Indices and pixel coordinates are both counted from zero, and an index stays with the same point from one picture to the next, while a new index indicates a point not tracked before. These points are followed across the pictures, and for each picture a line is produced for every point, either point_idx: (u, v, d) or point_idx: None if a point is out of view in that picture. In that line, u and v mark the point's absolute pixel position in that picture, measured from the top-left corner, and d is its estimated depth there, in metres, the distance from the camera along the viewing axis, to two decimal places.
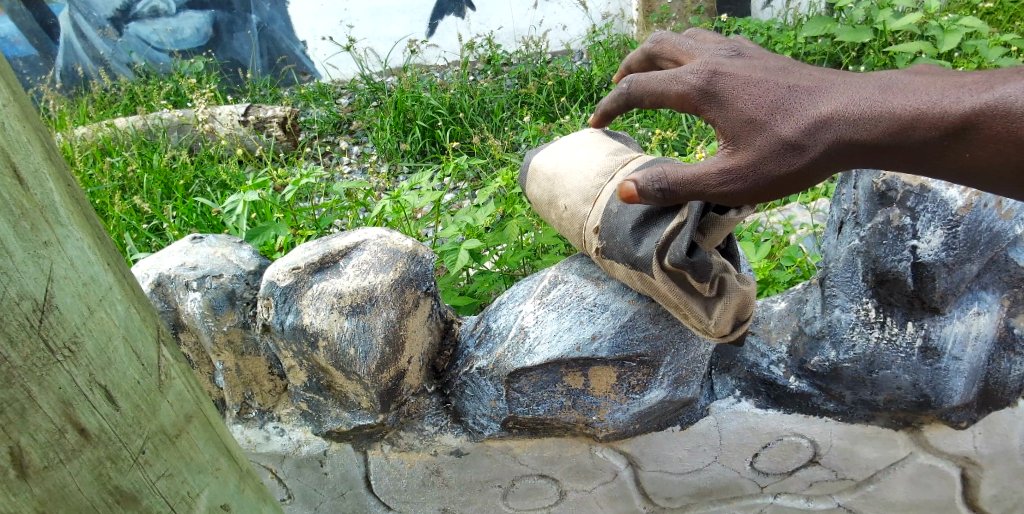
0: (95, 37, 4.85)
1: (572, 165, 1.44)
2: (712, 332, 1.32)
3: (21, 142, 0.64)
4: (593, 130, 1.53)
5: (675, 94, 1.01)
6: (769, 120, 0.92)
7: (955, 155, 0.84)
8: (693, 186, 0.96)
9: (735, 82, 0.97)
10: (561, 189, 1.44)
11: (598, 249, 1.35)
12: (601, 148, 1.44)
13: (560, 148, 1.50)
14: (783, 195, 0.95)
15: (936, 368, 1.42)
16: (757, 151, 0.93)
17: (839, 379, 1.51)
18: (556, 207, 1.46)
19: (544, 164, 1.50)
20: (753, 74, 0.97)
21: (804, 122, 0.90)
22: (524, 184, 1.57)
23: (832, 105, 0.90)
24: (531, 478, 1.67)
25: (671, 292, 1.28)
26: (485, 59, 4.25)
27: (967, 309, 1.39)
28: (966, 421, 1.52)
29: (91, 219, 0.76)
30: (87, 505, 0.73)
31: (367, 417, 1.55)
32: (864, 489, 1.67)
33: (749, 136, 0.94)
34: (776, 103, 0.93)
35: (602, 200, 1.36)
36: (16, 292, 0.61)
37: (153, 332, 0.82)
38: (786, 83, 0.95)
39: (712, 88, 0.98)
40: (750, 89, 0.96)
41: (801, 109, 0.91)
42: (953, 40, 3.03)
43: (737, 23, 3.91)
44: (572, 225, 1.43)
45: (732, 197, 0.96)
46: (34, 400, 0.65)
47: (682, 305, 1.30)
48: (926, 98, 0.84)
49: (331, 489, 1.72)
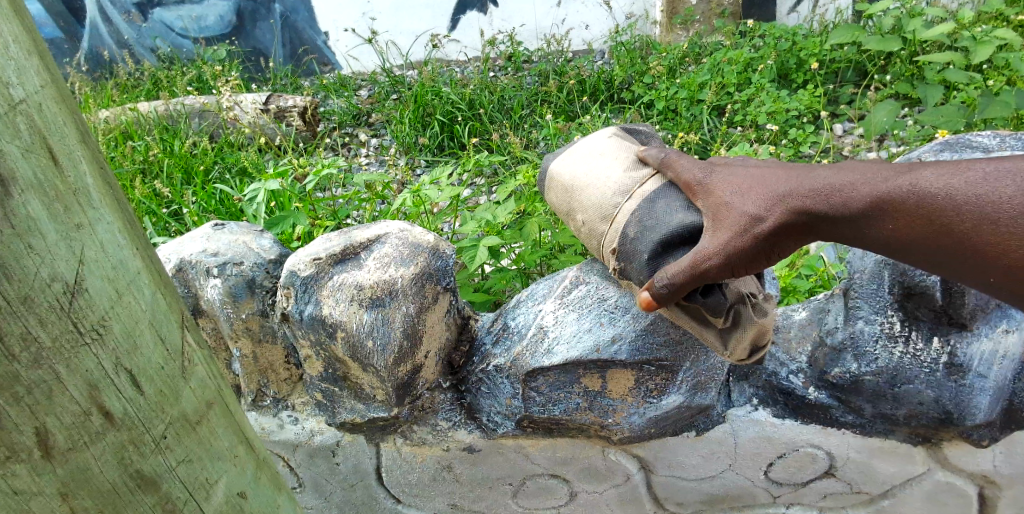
0: (121, 21, 4.90)
1: (589, 177, 1.42)
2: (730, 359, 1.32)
3: (57, 124, 0.64)
4: (614, 135, 1.49)
5: (685, 180, 1.24)
6: (739, 200, 1.13)
7: (881, 227, 1.01)
8: (680, 270, 1.14)
9: (722, 172, 1.19)
10: (579, 203, 1.43)
11: (616, 270, 1.33)
12: (618, 159, 1.41)
13: (579, 156, 1.48)
14: (750, 264, 1.12)
15: (960, 385, 1.40)
16: (728, 227, 1.11)
17: (859, 391, 1.48)
18: (575, 218, 1.46)
19: (563, 173, 1.49)
20: (739, 168, 1.19)
21: (766, 201, 1.09)
22: (545, 190, 1.56)
23: (787, 186, 1.09)
24: (542, 477, 1.66)
25: (686, 322, 1.29)
26: (507, 56, 4.23)
27: (995, 326, 1.38)
28: (988, 439, 1.50)
29: (121, 202, 0.76)
30: (109, 488, 0.74)
31: (382, 410, 1.55)
32: (878, 504, 1.64)
33: (723, 215, 1.14)
34: (748, 188, 1.13)
35: (618, 220, 1.32)
36: (48, 274, 0.61)
37: (178, 318, 0.82)
38: (759, 172, 1.15)
39: (706, 177, 1.21)
40: (732, 177, 1.17)
41: (764, 190, 1.11)
42: (984, 52, 2.97)
43: (762, 28, 3.87)
44: (591, 241, 1.42)
45: (711, 277, 1.13)
46: (61, 382, 0.65)
47: (699, 333, 1.30)
48: (856, 179, 1.04)
49: (342, 480, 1.73)
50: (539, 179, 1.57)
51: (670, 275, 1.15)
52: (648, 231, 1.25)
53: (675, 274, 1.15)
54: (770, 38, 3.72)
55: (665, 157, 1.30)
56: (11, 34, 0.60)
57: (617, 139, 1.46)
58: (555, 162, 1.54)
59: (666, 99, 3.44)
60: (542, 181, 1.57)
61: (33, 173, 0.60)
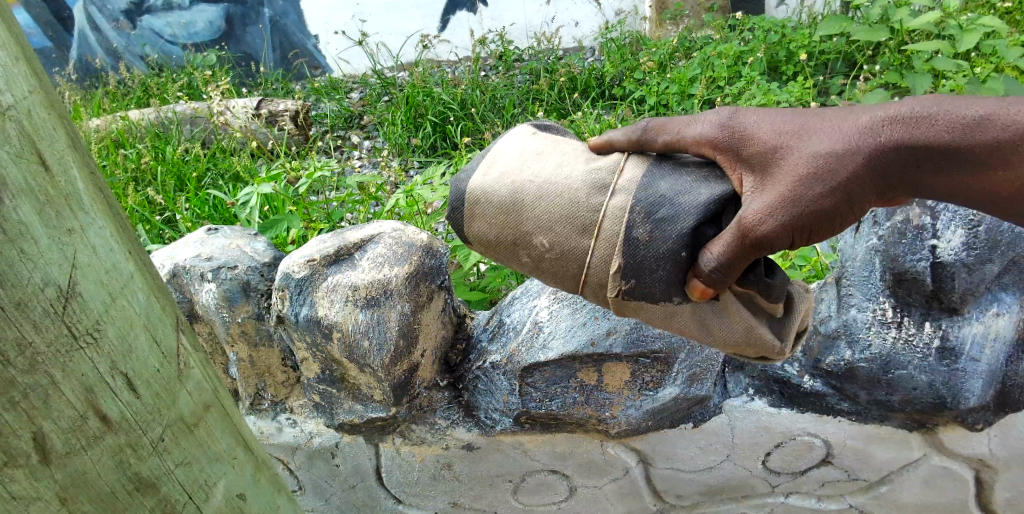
0: (109, 29, 4.89)
1: (543, 178, 1.08)
2: (771, 354, 1.17)
3: (47, 129, 0.64)
4: (535, 131, 1.19)
5: (695, 134, 1.01)
6: (797, 143, 0.93)
7: (1000, 167, 0.89)
8: (729, 243, 0.92)
9: (752, 115, 0.98)
10: (535, 219, 1.06)
11: (622, 292, 1.03)
12: (569, 154, 1.11)
13: (510, 161, 1.12)
14: (823, 226, 0.92)
15: (953, 369, 1.42)
16: (794, 177, 0.91)
17: (853, 379, 1.50)
18: (529, 246, 1.09)
19: (499, 186, 1.10)
20: (771, 107, 0.99)
21: (832, 141, 0.92)
22: (469, 224, 1.14)
23: (861, 125, 0.92)
24: (541, 473, 1.66)
25: (738, 317, 1.10)
26: (497, 55, 4.19)
27: (986, 310, 1.40)
28: (982, 423, 1.52)
29: (114, 207, 0.77)
30: (107, 491, 0.74)
31: (379, 410, 1.56)
32: (877, 490, 1.62)
33: (778, 164, 0.93)
34: (799, 130, 0.94)
35: (609, 226, 1.01)
36: (42, 278, 0.62)
37: (173, 321, 0.82)
38: (807, 112, 0.96)
39: (731, 122, 0.98)
40: (771, 119, 0.96)
41: (826, 131, 0.93)
42: (971, 39, 2.98)
43: (751, 21, 3.87)
44: (562, 268, 1.07)
45: (774, 247, 0.91)
46: (57, 386, 0.65)
47: (749, 331, 1.11)
48: (962, 112, 0.90)
49: (342, 480, 1.70)
50: (450, 205, 1.16)
51: (721, 253, 0.93)
52: (662, 230, 0.98)
53: (725, 252, 0.93)
54: (759, 30, 3.73)
55: (648, 120, 1.04)
56: None
57: (544, 134, 1.17)
58: (476, 178, 1.12)
59: (657, 94, 3.45)
60: (455, 208, 1.14)
61: (23, 179, 0.60)
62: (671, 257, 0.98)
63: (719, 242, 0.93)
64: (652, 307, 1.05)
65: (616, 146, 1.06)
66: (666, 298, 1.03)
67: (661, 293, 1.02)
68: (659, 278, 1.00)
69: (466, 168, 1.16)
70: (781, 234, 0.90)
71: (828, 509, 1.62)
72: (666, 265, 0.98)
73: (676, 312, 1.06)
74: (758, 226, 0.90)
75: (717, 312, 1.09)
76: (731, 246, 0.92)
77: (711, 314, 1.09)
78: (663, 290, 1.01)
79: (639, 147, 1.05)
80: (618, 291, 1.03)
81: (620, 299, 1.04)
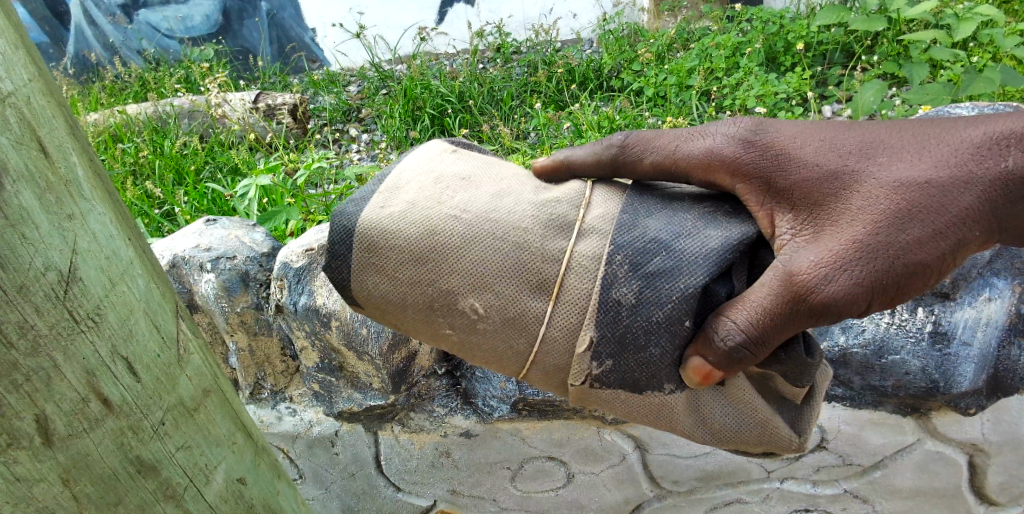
0: (105, 23, 4.88)
1: (476, 213, 0.94)
2: (786, 451, 1.02)
3: (46, 116, 0.65)
4: (448, 151, 1.06)
5: (700, 154, 0.91)
6: (852, 183, 0.83)
7: None
8: (776, 305, 0.80)
9: (790, 143, 0.88)
10: (464, 273, 0.92)
11: (591, 374, 0.90)
12: (503, 183, 0.99)
13: (414, 191, 0.98)
14: (896, 280, 0.80)
15: (944, 353, 1.70)
16: (859, 228, 0.80)
17: (847, 364, 1.77)
18: (459, 313, 0.94)
19: (402, 223, 0.94)
20: (806, 132, 0.88)
21: (905, 176, 0.81)
22: (361, 282, 0.97)
23: (924, 161, 0.82)
24: (540, 460, 1.75)
25: (751, 407, 0.96)
26: (496, 48, 4.13)
27: (977, 297, 1.65)
28: (975, 407, 1.75)
29: (112, 194, 0.78)
30: (109, 474, 0.75)
31: (378, 399, 1.77)
32: (871, 476, 1.68)
33: (837, 206, 0.83)
34: (856, 165, 0.84)
35: (575, 282, 0.89)
36: (43, 263, 0.62)
37: (172, 307, 0.83)
38: (855, 142, 0.85)
39: (753, 144, 0.89)
40: (816, 149, 0.86)
41: (883, 167, 0.83)
42: (968, 29, 2.99)
43: (749, 12, 3.87)
44: (504, 340, 0.94)
45: (837, 309, 0.80)
46: (58, 369, 0.66)
47: (762, 424, 0.97)
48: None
49: (343, 470, 1.77)
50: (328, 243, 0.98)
51: (760, 320, 0.80)
52: (654, 291, 0.85)
53: (770, 318, 0.80)
54: (757, 21, 3.72)
55: (629, 135, 0.96)
56: None
57: (444, 158, 1.05)
58: (367, 214, 0.96)
59: (655, 85, 3.44)
60: (332, 255, 0.97)
61: (24, 164, 0.61)
62: (668, 324, 0.84)
63: (759, 304, 0.81)
64: (636, 396, 0.92)
65: (575, 169, 1.00)
66: (654, 382, 0.89)
67: (646, 375, 0.89)
68: (652, 352, 0.86)
69: (348, 201, 0.99)
70: (847, 293, 0.79)
71: (823, 495, 1.66)
72: (662, 335, 0.85)
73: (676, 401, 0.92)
74: (813, 288, 0.79)
75: (725, 400, 0.96)
76: (777, 312, 0.80)
77: (717, 402, 0.96)
78: (654, 370, 0.88)
79: (612, 169, 0.97)
80: (585, 375, 0.91)
81: (585, 387, 0.92)
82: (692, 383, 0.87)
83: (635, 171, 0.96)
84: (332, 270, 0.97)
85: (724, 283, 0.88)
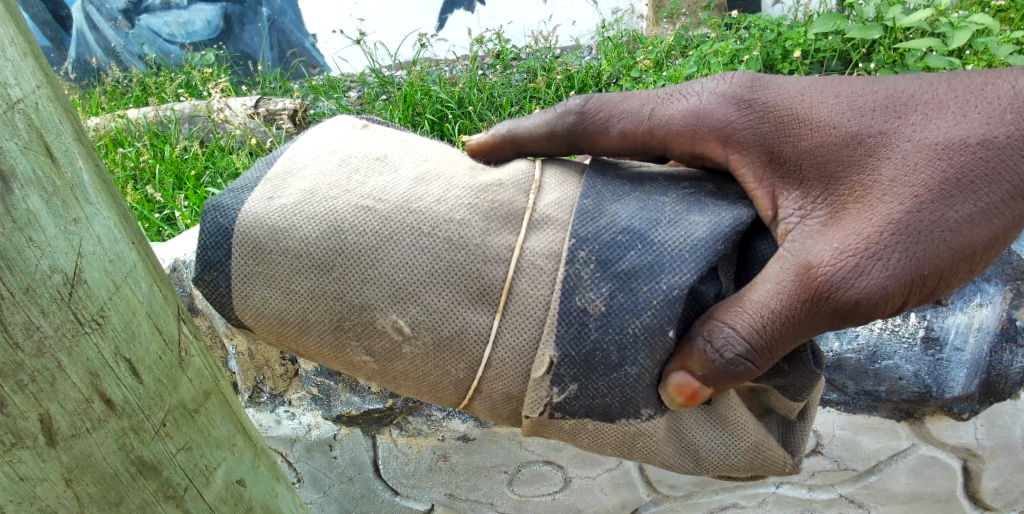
0: (107, 28, 4.91)
1: (392, 199, 0.90)
2: (775, 473, 1.04)
3: (53, 122, 0.66)
4: (357, 125, 1.05)
5: (681, 119, 0.93)
6: (867, 163, 0.83)
7: None
8: (790, 299, 0.82)
9: (791, 113, 0.88)
10: (383, 285, 0.88)
11: (550, 402, 0.88)
12: (422, 165, 0.96)
13: (309, 178, 0.94)
14: (922, 266, 0.80)
15: (937, 358, 1.77)
16: (878, 215, 0.81)
17: (841, 370, 1.84)
18: (378, 330, 0.90)
19: (296, 216, 0.90)
20: (814, 94, 0.89)
21: (925, 155, 0.81)
22: (245, 296, 0.92)
23: (947, 133, 0.81)
24: (536, 464, 1.97)
25: (742, 433, 0.97)
26: (495, 54, 4.10)
27: (970, 301, 1.71)
28: (968, 412, 1.84)
29: (116, 199, 0.79)
30: (111, 473, 0.77)
31: (376, 402, 1.89)
32: (866, 479, 1.98)
33: (850, 190, 0.84)
34: (873, 133, 0.84)
35: (526, 290, 0.86)
36: (49, 265, 0.64)
37: (174, 310, 0.85)
38: (873, 110, 0.85)
39: (748, 106, 0.90)
40: (826, 117, 0.86)
41: (900, 144, 0.82)
42: (963, 36, 3.01)
43: (748, 19, 3.88)
44: (435, 367, 0.90)
45: (860, 301, 0.80)
46: (63, 370, 0.67)
47: (753, 449, 0.98)
48: None
49: (340, 473, 2.05)
50: (199, 248, 0.93)
51: (771, 322, 0.81)
52: (625, 298, 0.83)
53: (782, 319, 0.81)
54: (755, 29, 3.73)
55: (586, 101, 0.98)
56: (7, 36, 0.62)
57: (345, 137, 1.02)
58: (251, 207, 0.91)
59: None
60: (207, 263, 0.92)
61: (31, 169, 0.62)
62: (645, 337, 0.83)
63: (768, 304, 0.82)
64: (607, 423, 0.90)
65: (518, 141, 1.03)
66: (628, 409, 0.88)
67: (618, 399, 0.87)
68: (627, 371, 0.85)
69: (225, 192, 0.95)
70: (869, 284, 0.80)
71: (817, 496, 2.00)
72: (640, 348, 0.84)
73: (658, 431, 0.91)
74: (833, 283, 0.80)
75: (713, 422, 0.97)
76: (792, 308, 0.81)
77: (704, 424, 0.97)
78: (628, 392, 0.86)
79: (566, 140, 1.00)
80: (544, 405, 0.89)
81: (544, 417, 0.90)
82: (675, 405, 0.86)
83: (594, 139, 0.98)
84: (207, 283, 0.93)
85: (711, 283, 0.88)
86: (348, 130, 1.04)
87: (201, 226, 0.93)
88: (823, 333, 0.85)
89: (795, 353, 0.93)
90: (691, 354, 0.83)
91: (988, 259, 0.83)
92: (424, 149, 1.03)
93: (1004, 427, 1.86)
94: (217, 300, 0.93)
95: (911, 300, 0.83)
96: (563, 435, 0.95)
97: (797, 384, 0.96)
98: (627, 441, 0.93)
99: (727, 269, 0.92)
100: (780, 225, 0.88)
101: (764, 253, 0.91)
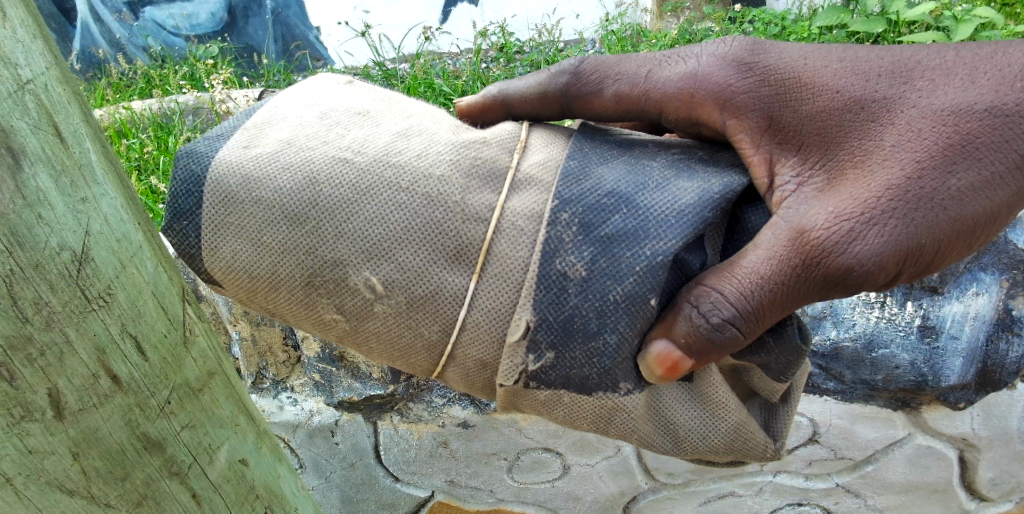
0: (111, 21, 4.95)
1: (371, 154, 0.92)
2: (757, 459, 1.05)
3: (62, 104, 0.68)
4: (351, 82, 1.07)
5: (677, 81, 0.94)
6: (871, 129, 0.85)
7: None
8: (785, 264, 0.82)
9: (791, 76, 0.89)
10: (357, 240, 0.89)
11: (526, 370, 0.89)
12: (407, 123, 0.98)
13: (288, 128, 0.96)
14: (920, 234, 0.81)
15: (934, 347, 1.83)
16: (878, 181, 0.82)
17: (839, 358, 1.88)
18: (361, 292, 0.90)
19: (283, 173, 0.91)
20: (812, 59, 0.90)
21: (929, 122, 0.83)
22: (215, 249, 0.94)
23: (955, 99, 0.83)
24: (536, 452, 2.04)
25: (724, 413, 0.99)
26: (498, 46, 4.03)
27: (966, 291, 1.79)
28: (963, 401, 1.90)
29: (122, 177, 0.81)
30: (117, 448, 0.78)
31: (377, 388, 1.96)
32: (862, 468, 2.02)
33: (849, 157, 0.85)
34: (878, 98, 0.85)
35: (506, 251, 0.87)
36: (58, 243, 0.65)
37: (179, 291, 0.86)
38: (876, 75, 0.87)
39: (747, 70, 0.91)
40: (827, 81, 0.88)
41: (905, 112, 0.84)
42: (965, 31, 3.02)
43: (752, 13, 3.88)
44: (408, 331, 0.92)
45: (854, 267, 0.81)
46: (71, 345, 0.69)
47: (735, 430, 0.99)
48: None
49: (342, 459, 2.12)
50: (170, 196, 0.95)
51: (760, 288, 0.82)
52: (607, 263, 0.84)
53: (771, 286, 0.82)
54: (759, 23, 3.71)
55: (584, 62, 0.99)
56: (18, 17, 0.63)
57: (327, 92, 1.03)
58: (227, 155, 0.94)
59: None
60: (176, 212, 0.94)
61: (41, 148, 0.63)
62: (625, 304, 0.84)
63: (758, 270, 0.83)
64: (585, 397, 0.91)
65: (509, 103, 1.04)
66: (606, 382, 0.89)
67: (595, 371, 0.88)
68: (605, 340, 0.86)
69: (200, 140, 0.97)
70: (865, 252, 0.81)
71: (814, 487, 2.05)
72: (620, 316, 0.85)
73: (637, 408, 0.93)
74: (827, 247, 0.82)
75: (703, 405, 0.99)
76: (782, 275, 0.82)
77: (694, 408, 0.99)
78: (607, 363, 0.87)
79: (558, 101, 1.01)
80: (519, 373, 0.90)
81: (519, 386, 0.91)
82: (654, 377, 0.87)
83: (587, 101, 0.99)
84: (177, 232, 0.95)
85: (696, 253, 0.89)
86: (332, 85, 1.05)
87: (172, 173, 0.95)
88: (812, 301, 0.86)
89: (779, 328, 0.93)
90: (676, 320, 0.84)
91: (987, 231, 0.85)
92: (407, 107, 1.04)
93: (1000, 416, 1.91)
94: (186, 250, 0.95)
95: (905, 272, 0.84)
96: (539, 408, 0.96)
97: (780, 363, 0.96)
98: (604, 417, 0.94)
99: (716, 240, 0.92)
100: (775, 194, 0.88)
101: (755, 226, 0.92)
